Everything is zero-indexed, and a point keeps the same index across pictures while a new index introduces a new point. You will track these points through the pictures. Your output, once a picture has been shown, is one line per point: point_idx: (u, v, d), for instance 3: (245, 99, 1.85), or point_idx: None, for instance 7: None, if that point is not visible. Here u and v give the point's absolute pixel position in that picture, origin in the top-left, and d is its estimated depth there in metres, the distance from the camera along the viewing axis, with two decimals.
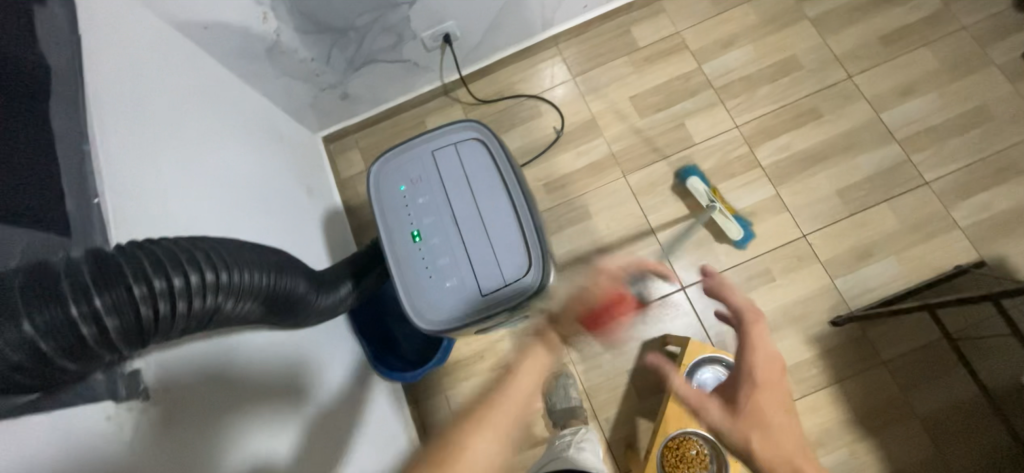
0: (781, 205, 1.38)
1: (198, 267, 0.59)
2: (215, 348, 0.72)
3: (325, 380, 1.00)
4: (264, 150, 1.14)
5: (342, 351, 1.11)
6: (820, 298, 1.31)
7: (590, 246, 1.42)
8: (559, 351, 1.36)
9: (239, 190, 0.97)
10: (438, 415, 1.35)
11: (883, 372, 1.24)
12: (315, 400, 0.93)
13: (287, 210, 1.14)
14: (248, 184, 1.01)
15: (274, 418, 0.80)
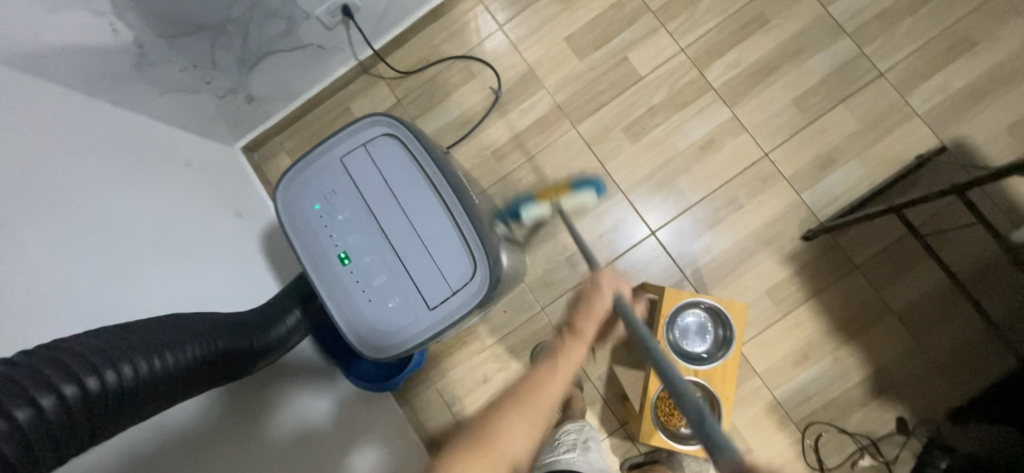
0: (739, 127, 1.31)
1: (111, 364, 0.51)
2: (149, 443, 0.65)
3: (296, 421, 0.96)
4: (166, 181, 1.01)
5: (306, 380, 1.07)
6: (789, 216, 1.28)
7: (553, 208, 1.35)
8: (540, 323, 1.33)
9: (146, 238, 0.86)
10: (432, 410, 1.32)
11: (858, 276, 1.25)
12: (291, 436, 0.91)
13: (212, 242, 1.04)
14: (155, 228, 0.90)
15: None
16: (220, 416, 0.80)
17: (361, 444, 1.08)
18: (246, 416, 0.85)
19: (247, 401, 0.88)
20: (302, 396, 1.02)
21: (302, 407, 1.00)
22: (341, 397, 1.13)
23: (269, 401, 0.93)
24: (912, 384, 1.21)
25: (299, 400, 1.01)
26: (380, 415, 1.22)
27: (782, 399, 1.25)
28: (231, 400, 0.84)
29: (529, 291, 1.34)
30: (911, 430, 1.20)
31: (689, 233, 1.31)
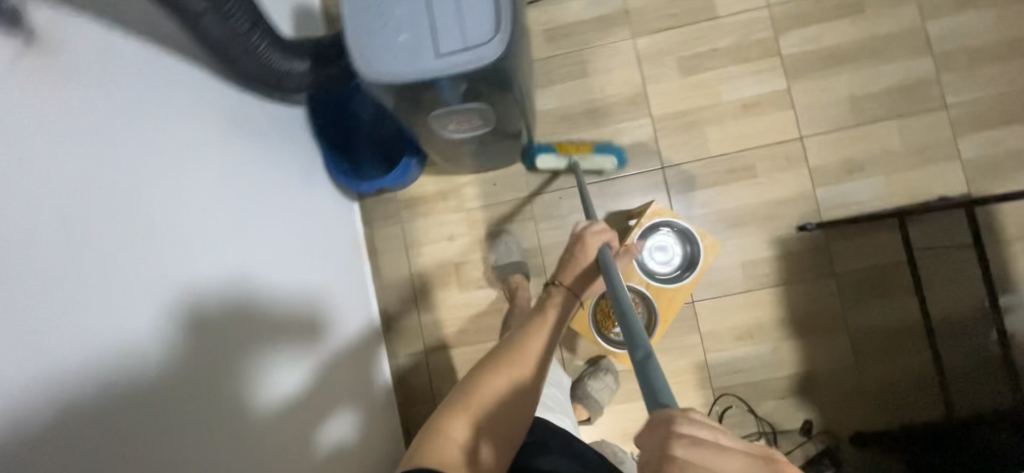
0: (788, 102, 1.29)
1: None
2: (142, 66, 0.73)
3: (281, 195, 1.04)
4: (300, 155, 1.11)
5: (308, 157, 1.15)
6: (795, 203, 1.27)
7: (579, 108, 1.33)
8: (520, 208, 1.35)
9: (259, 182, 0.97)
10: (392, 244, 1.38)
11: (831, 283, 1.25)
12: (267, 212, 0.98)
13: (318, 223, 1.15)
14: (275, 186, 1.01)
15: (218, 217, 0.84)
16: (216, 117, 0.88)
17: (322, 250, 1.15)
18: (236, 138, 0.93)
19: (245, 129, 0.96)
20: (294, 172, 1.09)
21: (292, 189, 1.08)
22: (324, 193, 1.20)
23: (264, 155, 1.00)
24: (835, 399, 1.23)
25: (292, 165, 1.09)
26: (347, 234, 1.28)
27: (710, 363, 1.27)
28: (232, 120, 0.92)
29: (523, 175, 1.34)
30: (812, 433, 1.23)
31: (695, 182, 1.30)
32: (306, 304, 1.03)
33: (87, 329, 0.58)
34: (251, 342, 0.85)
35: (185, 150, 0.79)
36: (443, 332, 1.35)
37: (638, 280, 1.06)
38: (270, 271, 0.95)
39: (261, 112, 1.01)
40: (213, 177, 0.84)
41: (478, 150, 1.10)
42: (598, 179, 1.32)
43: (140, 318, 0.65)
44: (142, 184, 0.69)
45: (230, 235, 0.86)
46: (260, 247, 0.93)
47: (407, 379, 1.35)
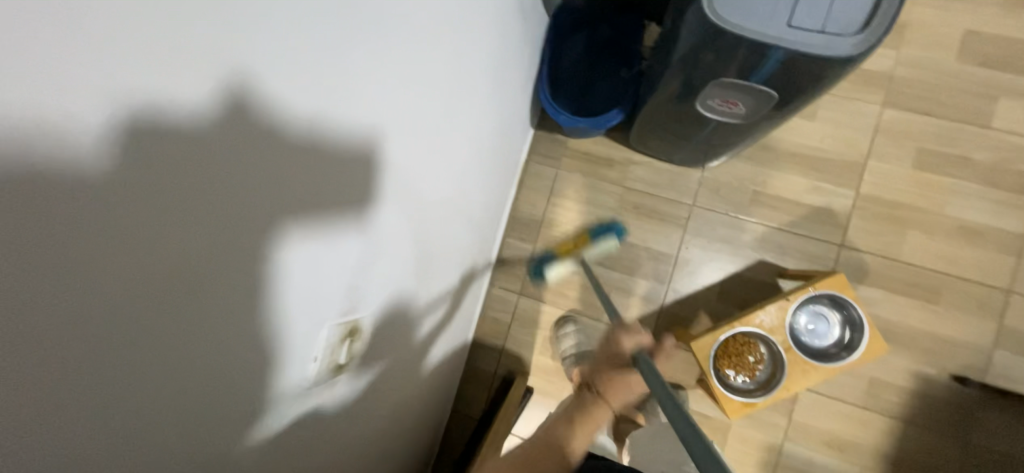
0: (1015, 248, 1.14)
1: None
2: None
3: (479, 107, 0.91)
4: (506, 90, 1.03)
5: (520, 85, 1.09)
6: (963, 350, 1.14)
7: (788, 147, 1.23)
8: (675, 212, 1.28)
9: (474, 94, 0.86)
10: (539, 183, 1.35)
11: (957, 447, 1.12)
12: (463, 125, 0.85)
13: (486, 162, 1.06)
14: (478, 103, 0.90)
15: (435, 105, 0.71)
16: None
17: (472, 190, 1.02)
18: (487, 28, 0.83)
19: (495, 26, 0.86)
20: (496, 96, 0.98)
21: (488, 108, 0.95)
22: (502, 132, 1.10)
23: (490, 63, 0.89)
24: None
25: (499, 87, 0.98)
26: (497, 180, 1.19)
27: (784, 453, 1.19)
28: (493, 8, 0.82)
29: (696, 183, 1.28)
30: None
31: (867, 277, 1.19)
32: (446, 231, 0.92)
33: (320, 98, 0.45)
34: (401, 235, 0.72)
35: (454, 26, 0.70)
36: (542, 287, 1.34)
37: (782, 339, 0.99)
38: (441, 177, 0.82)
39: (515, 14, 0.93)
40: (456, 67, 0.75)
41: (691, 139, 1.08)
42: (768, 223, 1.24)
43: (354, 138, 0.53)
44: (435, 73, 0.68)
45: (437, 123, 0.74)
46: (447, 155, 0.82)
47: (490, 307, 1.36)
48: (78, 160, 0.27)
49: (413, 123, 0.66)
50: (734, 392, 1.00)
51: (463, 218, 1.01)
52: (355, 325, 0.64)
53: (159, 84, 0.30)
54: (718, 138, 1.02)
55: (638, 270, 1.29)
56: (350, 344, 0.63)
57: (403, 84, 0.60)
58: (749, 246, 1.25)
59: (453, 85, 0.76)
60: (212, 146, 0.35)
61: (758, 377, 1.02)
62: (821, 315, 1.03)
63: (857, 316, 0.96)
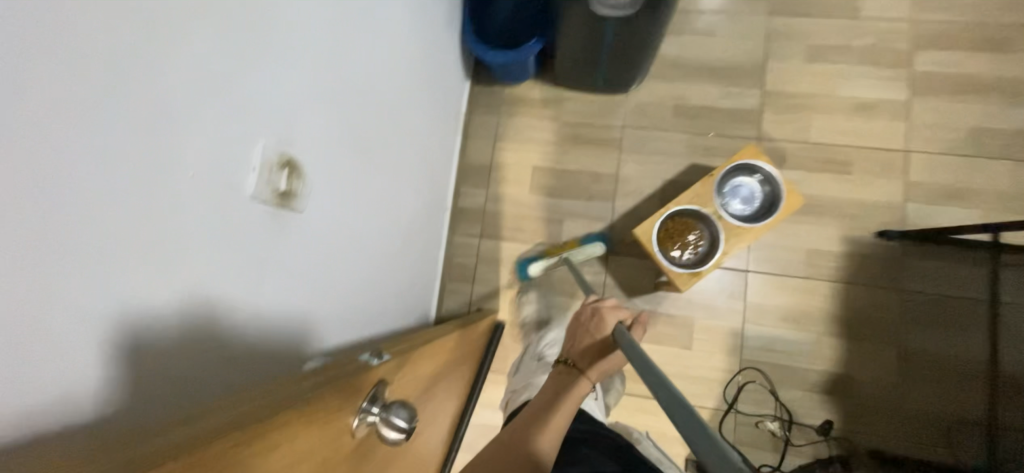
0: (904, 114, 1.29)
1: None
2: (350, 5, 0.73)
3: (400, 182, 1.02)
4: (433, 49, 1.11)
5: (433, 135, 1.20)
6: (880, 210, 1.26)
7: (696, 62, 1.38)
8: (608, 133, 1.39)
9: (398, 54, 0.93)
10: (484, 132, 1.45)
11: (893, 297, 1.25)
12: (388, 199, 0.96)
13: (429, 126, 1.17)
14: (400, 171, 1.01)
15: (355, 185, 0.82)
16: (386, 85, 0.90)
17: (410, 244, 1.14)
18: (391, 116, 0.94)
19: (399, 108, 0.97)
20: (416, 163, 1.10)
21: (408, 180, 1.06)
22: (430, 185, 1.23)
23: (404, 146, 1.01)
24: (865, 408, 1.22)
25: (416, 160, 1.10)
26: (434, 217, 1.31)
27: (746, 334, 1.27)
28: (394, 91, 0.93)
29: (624, 107, 1.40)
30: (829, 434, 1.22)
31: (786, 161, 1.31)
32: (406, 200, 1.08)
33: (264, 114, 0.57)
34: (355, 230, 0.85)
35: (357, 105, 0.80)
36: (501, 226, 1.41)
37: (713, 210, 1.09)
38: (374, 240, 0.93)
39: (416, 89, 1.05)
40: (366, 136, 0.84)
41: (603, 57, 1.22)
42: (692, 130, 1.36)
43: (284, 268, 0.65)
44: (349, 159, 0.79)
45: (368, 76, 0.82)
46: (377, 207, 0.92)
47: (455, 253, 1.42)
48: (80, 397, 0.40)
49: (338, 212, 0.77)
50: (683, 267, 1.09)
51: (405, 273, 1.14)
52: (296, 172, 0.63)
53: (127, 310, 0.43)
54: (624, 48, 1.16)
55: (586, 193, 1.38)
56: (291, 175, 0.62)
57: (318, 189, 0.71)
58: (680, 154, 1.36)
59: (370, 161, 0.87)
60: (173, 343, 0.48)
61: (702, 250, 1.11)
62: (741, 182, 1.13)
63: (771, 172, 1.07)
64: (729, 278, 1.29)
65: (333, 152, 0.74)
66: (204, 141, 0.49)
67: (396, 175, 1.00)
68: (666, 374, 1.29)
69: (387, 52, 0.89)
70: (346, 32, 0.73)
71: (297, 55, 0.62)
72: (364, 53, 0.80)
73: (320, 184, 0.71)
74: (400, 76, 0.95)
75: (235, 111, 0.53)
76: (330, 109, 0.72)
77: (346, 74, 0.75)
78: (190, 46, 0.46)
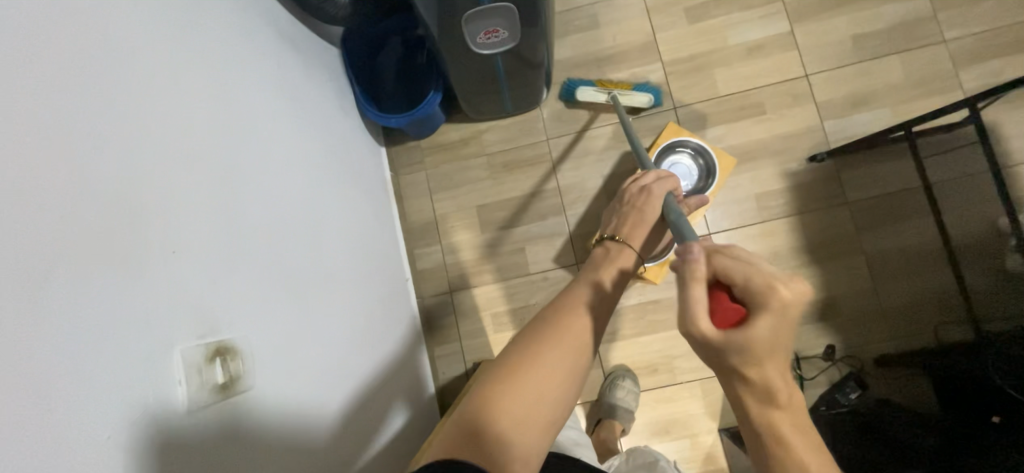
0: (791, 43, 1.35)
1: None
2: (220, 153, 0.70)
3: (349, 288, 0.99)
4: (329, 137, 1.09)
5: (365, 220, 1.18)
6: (804, 136, 1.32)
7: (593, 56, 1.40)
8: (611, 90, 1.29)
9: (291, 160, 0.90)
10: (417, 190, 1.41)
11: (844, 211, 1.30)
12: (341, 310, 0.94)
13: (357, 206, 1.15)
14: (343, 277, 0.98)
15: (299, 316, 0.79)
16: (292, 204, 0.87)
17: (386, 336, 1.12)
18: (310, 229, 0.91)
19: (314, 217, 0.93)
20: (357, 259, 1.07)
21: (356, 280, 1.03)
22: (383, 269, 1.21)
23: (337, 252, 0.98)
24: (856, 321, 1.27)
25: (356, 255, 1.07)
26: (399, 293, 1.27)
27: None
28: (302, 204, 0.90)
29: (541, 120, 1.40)
30: (835, 358, 1.26)
31: (706, 120, 1.35)
32: (365, 286, 1.07)
33: (185, 299, 0.57)
34: (318, 357, 0.81)
35: (268, 238, 0.77)
36: (467, 275, 1.38)
37: None
38: (345, 356, 0.90)
39: (327, 191, 1.02)
40: (290, 262, 0.81)
41: (503, 85, 1.21)
42: (613, 121, 1.38)
43: (256, 449, 0.63)
44: (279, 297, 0.76)
45: (259, 198, 0.77)
46: (333, 324, 0.89)
47: (432, 318, 1.37)
48: None
49: (290, 355, 0.74)
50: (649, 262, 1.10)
51: (393, 365, 1.11)
52: (231, 356, 0.61)
53: None
54: (519, 71, 1.16)
55: (536, 215, 1.37)
56: (225, 362, 0.60)
57: (260, 347, 0.68)
58: (609, 147, 1.37)
59: (305, 284, 0.84)
60: None
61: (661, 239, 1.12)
62: (679, 159, 1.14)
63: (704, 148, 1.11)
64: None
65: (260, 301, 0.71)
66: (139, 363, 0.50)
67: (341, 282, 0.97)
68: (672, 359, 1.29)
69: (280, 171, 0.86)
70: (227, 179, 0.70)
71: (183, 238, 0.59)
72: (255, 185, 0.77)
73: (260, 342, 0.68)
74: (303, 188, 0.92)
75: (142, 344, 0.50)
76: (240, 265, 0.69)
77: (244, 209, 0.72)
78: (68, 312, 0.44)
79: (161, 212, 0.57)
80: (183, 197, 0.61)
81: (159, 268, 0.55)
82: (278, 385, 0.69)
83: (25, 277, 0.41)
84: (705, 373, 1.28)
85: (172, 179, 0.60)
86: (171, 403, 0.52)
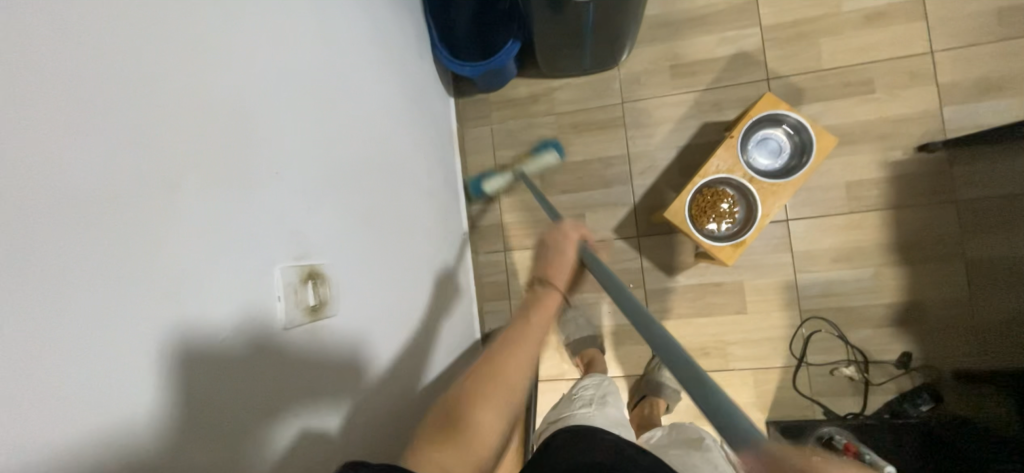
0: (919, 13, 1.18)
1: None
2: (301, 76, 0.69)
3: (409, 231, 1.00)
4: (403, 80, 1.06)
5: (428, 165, 1.16)
6: (915, 122, 1.18)
7: (683, 15, 1.29)
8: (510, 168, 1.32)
9: (367, 98, 0.89)
10: (480, 145, 1.39)
11: (948, 211, 1.17)
12: (400, 251, 0.94)
13: (422, 150, 1.13)
14: (404, 219, 0.98)
15: (364, 251, 0.79)
16: (364, 138, 0.85)
17: (439, 283, 1.13)
18: (378, 167, 0.90)
19: (382, 156, 0.92)
20: (418, 205, 1.07)
21: (415, 226, 1.04)
22: (440, 216, 1.20)
23: (400, 194, 0.98)
24: (940, 329, 1.16)
25: (417, 201, 1.06)
26: (454, 242, 1.28)
27: (800, 284, 1.21)
28: (373, 139, 0.89)
29: (618, 82, 1.32)
30: (910, 366, 1.17)
31: (802, 95, 1.23)
32: (423, 234, 1.08)
33: (269, 225, 0.58)
34: (379, 293, 0.82)
35: (338, 168, 0.75)
36: (523, 235, 1.37)
37: (743, 174, 1.02)
38: (400, 294, 0.91)
39: (396, 131, 1.00)
40: (358, 196, 0.80)
41: (586, 39, 1.14)
42: (696, 88, 1.28)
43: (324, 368, 0.65)
44: (348, 228, 0.76)
45: (334, 127, 0.76)
46: (391, 263, 0.89)
47: (484, 274, 1.38)
48: None
49: (354, 286, 0.74)
50: (722, 240, 1.03)
51: (443, 312, 1.13)
52: (320, 280, 0.65)
53: None
54: (607, 24, 1.08)
55: (600, 181, 1.32)
56: (316, 285, 0.64)
57: (331, 275, 0.69)
58: (688, 116, 1.29)
59: (371, 221, 0.83)
60: None
61: (739, 218, 1.05)
62: (768, 135, 1.06)
63: (802, 125, 0.98)
64: (770, 232, 1.23)
65: (331, 230, 0.71)
66: (223, 281, 0.50)
67: (403, 224, 0.97)
68: (726, 344, 1.25)
69: (354, 103, 0.84)
70: (306, 103, 0.69)
71: (267, 157, 0.59)
72: (331, 114, 0.75)
73: (330, 268, 0.69)
74: (375, 123, 0.90)
75: (230, 261, 0.51)
76: (315, 192, 0.68)
77: (325, 143, 0.72)
78: (164, 220, 0.44)
79: (249, 130, 0.56)
80: (268, 118, 0.60)
81: (246, 189, 0.55)
82: (343, 312, 0.70)
83: (126, 176, 0.41)
84: (760, 362, 1.23)
85: (260, 96, 0.59)
86: (253, 311, 0.54)
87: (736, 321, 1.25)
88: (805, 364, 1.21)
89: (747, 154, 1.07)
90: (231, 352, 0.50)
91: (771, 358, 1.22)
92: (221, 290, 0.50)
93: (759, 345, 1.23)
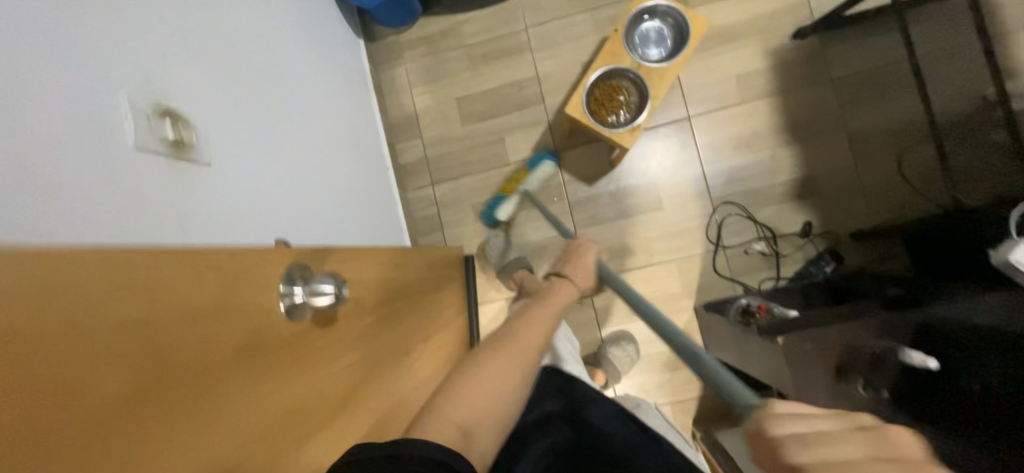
0: None
1: None
2: None
3: (324, 138, 0.98)
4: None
5: (338, 83, 1.14)
6: (788, 13, 1.28)
7: None
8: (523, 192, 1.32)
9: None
10: (397, 85, 1.41)
11: (826, 89, 1.27)
12: (315, 151, 0.92)
13: (330, 71, 1.11)
14: (316, 124, 0.96)
15: (270, 134, 0.78)
16: (262, 29, 0.83)
17: (364, 199, 1.11)
18: (283, 66, 0.88)
19: (287, 56, 0.90)
20: (333, 120, 1.05)
21: (331, 135, 1.02)
22: (358, 137, 1.19)
23: (311, 100, 0.96)
24: (837, 196, 1.26)
25: (330, 115, 1.04)
26: (376, 167, 1.26)
27: (709, 174, 1.29)
28: (273, 35, 0.87)
29: (520, 9, 1.38)
30: (811, 234, 1.26)
31: (687, 1, 1.31)
32: (334, 143, 1.03)
33: (133, 60, 0.53)
34: (288, 177, 0.81)
35: (238, 46, 0.74)
36: (448, 167, 1.39)
37: (631, 62, 1.09)
38: (317, 190, 0.89)
39: (297, 38, 0.98)
40: (261, 82, 0.79)
41: None
42: (591, 7, 1.35)
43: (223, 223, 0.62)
44: (251, 107, 0.74)
45: (229, 6, 0.74)
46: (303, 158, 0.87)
47: (415, 210, 1.39)
48: None
49: (257, 162, 0.73)
50: (621, 128, 1.09)
51: (370, 225, 1.11)
52: (182, 121, 0.58)
53: None
54: None
55: (515, 104, 1.37)
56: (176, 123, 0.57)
57: (228, 142, 0.67)
58: (588, 33, 1.35)
59: (280, 111, 0.82)
60: None
61: (634, 107, 1.12)
62: (649, 29, 1.14)
63: (676, 10, 1.07)
64: (675, 130, 1.30)
65: (229, 101, 0.69)
66: (88, 101, 0.47)
67: (316, 129, 0.95)
68: (651, 241, 1.31)
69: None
70: None
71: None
72: None
73: (226, 135, 0.67)
74: (275, 19, 0.88)
75: (96, 81, 0.48)
76: (205, 58, 0.66)
77: (209, 8, 0.69)
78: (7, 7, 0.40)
79: None
80: None
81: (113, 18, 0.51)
82: (244, 179, 0.68)
83: None
84: (683, 253, 1.29)
85: None
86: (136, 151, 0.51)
87: (657, 219, 1.31)
88: (723, 247, 1.28)
89: (634, 48, 1.14)
90: (110, 175, 0.47)
91: (692, 247, 1.29)
92: (89, 107, 0.46)
93: (680, 237, 1.30)
